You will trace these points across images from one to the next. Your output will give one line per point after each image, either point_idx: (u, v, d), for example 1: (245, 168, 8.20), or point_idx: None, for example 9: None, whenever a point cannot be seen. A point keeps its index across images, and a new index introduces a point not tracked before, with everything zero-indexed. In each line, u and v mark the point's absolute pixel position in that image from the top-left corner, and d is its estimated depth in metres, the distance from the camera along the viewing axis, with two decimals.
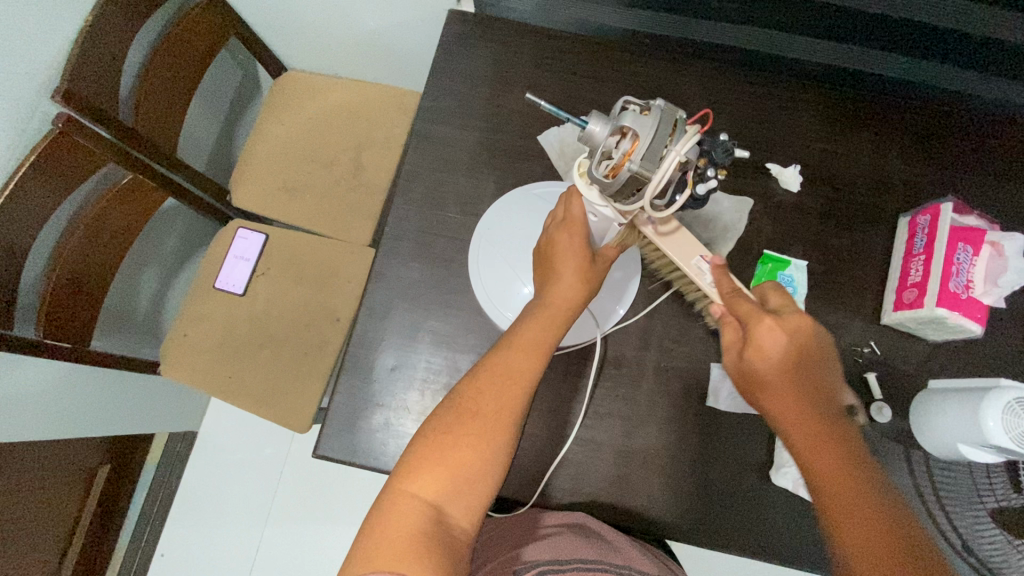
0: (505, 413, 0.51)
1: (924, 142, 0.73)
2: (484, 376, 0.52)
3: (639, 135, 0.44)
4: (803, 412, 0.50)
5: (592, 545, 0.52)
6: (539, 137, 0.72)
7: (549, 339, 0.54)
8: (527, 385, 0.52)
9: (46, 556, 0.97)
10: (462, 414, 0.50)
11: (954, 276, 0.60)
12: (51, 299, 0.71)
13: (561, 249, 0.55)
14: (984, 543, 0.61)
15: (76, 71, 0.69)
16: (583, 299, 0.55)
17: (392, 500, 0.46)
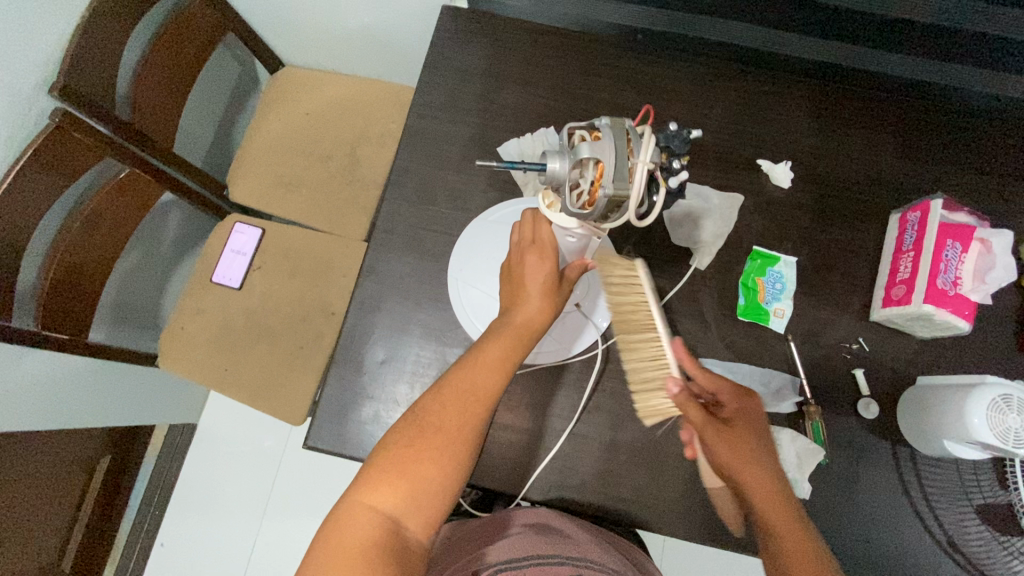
0: (468, 427, 0.51)
1: (917, 138, 0.73)
2: (449, 390, 0.51)
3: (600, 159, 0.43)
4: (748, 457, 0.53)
5: (551, 542, 0.57)
6: (500, 150, 0.72)
7: (513, 359, 0.53)
8: (489, 402, 0.52)
9: (48, 544, 0.99)
10: (423, 428, 0.50)
11: (941, 273, 0.60)
12: (48, 292, 0.72)
13: (529, 270, 0.55)
14: (970, 540, 0.61)
15: (73, 66, 0.69)
16: (548, 321, 0.56)
17: (351, 509, 0.47)
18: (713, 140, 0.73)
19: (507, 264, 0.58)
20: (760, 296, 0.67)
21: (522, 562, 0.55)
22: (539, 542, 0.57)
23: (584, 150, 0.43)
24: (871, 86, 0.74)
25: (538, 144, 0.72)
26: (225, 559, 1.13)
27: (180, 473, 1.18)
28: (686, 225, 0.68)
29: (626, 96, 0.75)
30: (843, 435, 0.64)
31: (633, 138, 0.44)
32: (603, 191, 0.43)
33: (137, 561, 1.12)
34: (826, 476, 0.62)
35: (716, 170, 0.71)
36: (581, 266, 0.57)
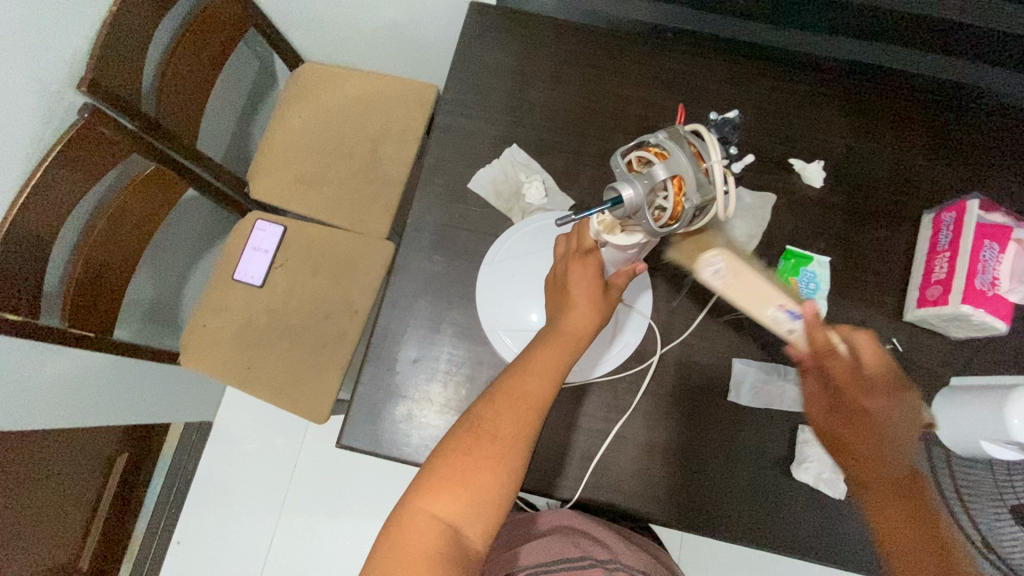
0: (522, 436, 0.50)
1: (948, 138, 0.72)
2: (501, 398, 0.51)
3: (677, 173, 0.42)
4: (875, 459, 0.51)
5: (579, 546, 0.55)
6: (471, 183, 0.70)
7: (562, 366, 0.53)
8: (541, 409, 0.51)
9: (66, 541, 0.98)
10: (479, 435, 0.50)
11: (979, 274, 0.59)
12: (75, 290, 0.72)
13: (574, 278, 0.55)
14: (1004, 540, 0.61)
15: (101, 61, 0.69)
16: (596, 326, 0.55)
17: (412, 517, 0.46)
18: (745, 139, 0.72)
19: (552, 273, 0.59)
20: (794, 296, 0.67)
21: (551, 566, 0.52)
22: (564, 546, 0.56)
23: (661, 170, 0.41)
24: (900, 86, 0.74)
25: (507, 167, 0.71)
26: (242, 557, 1.13)
27: (196, 471, 1.18)
28: (721, 225, 0.68)
29: (658, 94, 0.74)
30: None
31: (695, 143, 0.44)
32: (690, 203, 0.41)
33: (155, 558, 1.12)
34: None
35: (749, 169, 0.71)
36: (627, 272, 0.56)
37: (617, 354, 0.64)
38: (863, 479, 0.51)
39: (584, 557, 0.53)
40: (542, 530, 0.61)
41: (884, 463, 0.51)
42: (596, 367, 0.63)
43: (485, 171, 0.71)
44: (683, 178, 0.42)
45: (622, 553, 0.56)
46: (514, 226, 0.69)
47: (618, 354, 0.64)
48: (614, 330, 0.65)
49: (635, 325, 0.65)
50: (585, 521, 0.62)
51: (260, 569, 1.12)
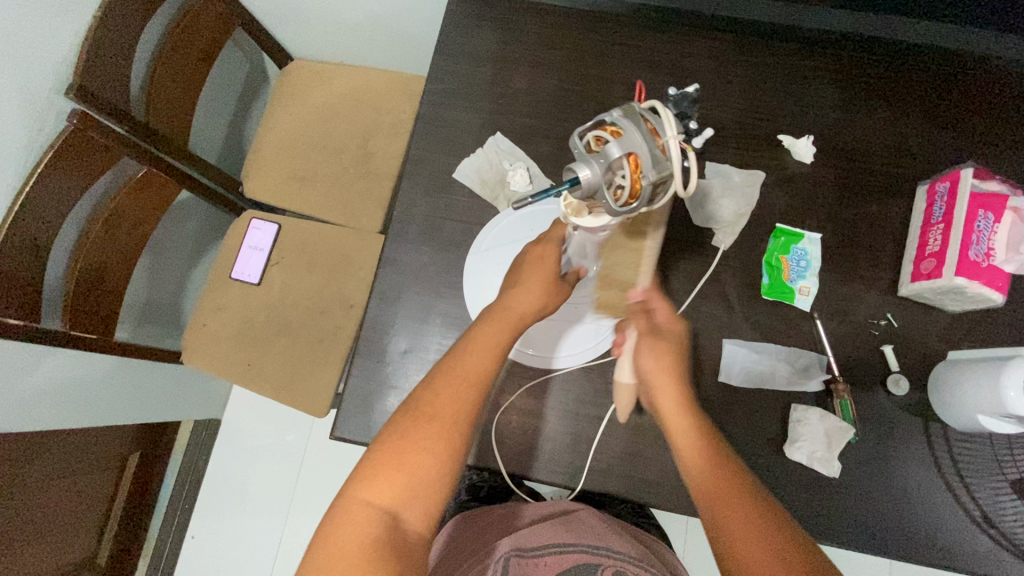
0: (463, 412, 0.48)
1: (944, 108, 0.70)
2: (441, 377, 0.49)
3: (631, 149, 0.40)
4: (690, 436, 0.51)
5: (570, 531, 0.56)
6: (456, 173, 0.70)
7: (505, 341, 0.51)
8: (484, 385, 0.49)
9: (83, 539, 1.01)
10: (418, 415, 0.47)
11: (973, 245, 0.58)
12: (74, 294, 0.74)
13: (532, 258, 0.55)
14: (1004, 515, 0.60)
15: (87, 67, 0.70)
16: (546, 304, 0.54)
17: (346, 506, 0.44)
18: (732, 117, 0.71)
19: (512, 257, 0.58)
20: (785, 274, 0.66)
21: (538, 551, 0.53)
22: (557, 531, 0.56)
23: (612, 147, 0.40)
24: (894, 56, 0.72)
25: (490, 155, 0.71)
26: (254, 550, 1.15)
27: (207, 467, 1.21)
28: (709, 205, 0.67)
29: (642, 75, 0.73)
30: (872, 413, 0.63)
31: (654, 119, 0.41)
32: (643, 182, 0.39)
33: (170, 553, 1.15)
34: (855, 455, 0.62)
35: (735, 148, 0.70)
36: (576, 275, 0.57)
37: (601, 342, 0.64)
38: (685, 448, 0.50)
39: (575, 543, 0.54)
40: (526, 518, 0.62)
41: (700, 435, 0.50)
42: (582, 351, 0.64)
43: (469, 160, 0.71)
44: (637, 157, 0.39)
45: (610, 537, 0.57)
46: (498, 212, 0.69)
47: (609, 337, 0.64)
48: (598, 315, 0.65)
49: None
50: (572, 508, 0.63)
51: (272, 562, 1.15)
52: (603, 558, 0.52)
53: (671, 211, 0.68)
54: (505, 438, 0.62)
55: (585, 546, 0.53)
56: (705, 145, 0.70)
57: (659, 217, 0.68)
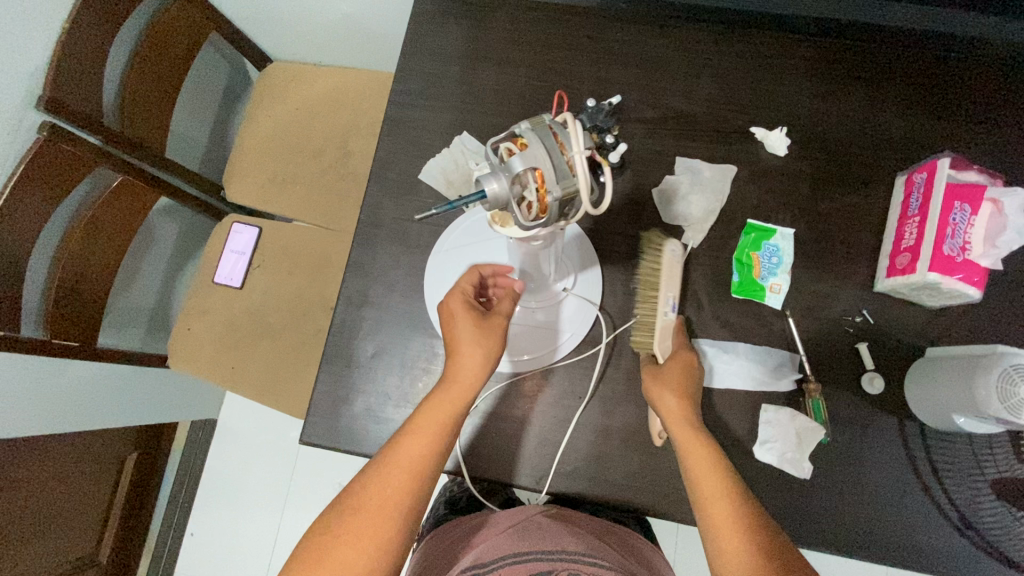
0: (392, 505, 0.50)
1: (926, 94, 0.68)
2: (372, 469, 0.51)
3: (536, 163, 0.33)
4: (705, 463, 0.53)
5: (527, 540, 0.57)
6: (422, 174, 0.70)
7: (439, 423, 0.52)
8: (416, 475, 0.51)
9: (84, 538, 1.03)
10: (347, 510, 0.50)
11: (948, 238, 0.56)
12: (53, 303, 0.75)
13: (451, 321, 0.56)
14: (982, 515, 0.58)
15: (57, 79, 0.70)
16: (480, 376, 0.54)
17: None
18: (704, 110, 0.69)
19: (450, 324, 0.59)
20: (755, 271, 0.64)
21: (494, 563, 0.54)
22: (516, 541, 0.57)
23: (513, 160, 0.33)
24: (875, 40, 0.69)
25: (456, 156, 0.70)
26: (251, 546, 1.18)
27: (205, 465, 1.24)
28: (677, 203, 0.66)
29: (611, 69, 0.71)
30: (846, 412, 0.61)
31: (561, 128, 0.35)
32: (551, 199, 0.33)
33: (171, 549, 1.18)
34: (827, 455, 0.60)
35: (707, 142, 0.68)
36: (509, 296, 0.57)
37: (557, 347, 0.64)
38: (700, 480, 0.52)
39: (529, 551, 0.54)
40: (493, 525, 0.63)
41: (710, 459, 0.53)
42: (547, 352, 0.64)
43: (435, 161, 0.70)
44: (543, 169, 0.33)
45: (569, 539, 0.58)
46: (464, 213, 0.69)
47: (574, 337, 0.64)
48: (556, 320, 0.65)
49: (589, 308, 0.65)
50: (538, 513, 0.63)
51: (268, 557, 1.17)
52: (558, 562, 0.52)
53: (640, 209, 0.67)
54: (470, 441, 0.62)
55: (539, 553, 0.54)
56: (676, 139, 0.69)
57: (628, 215, 0.67)
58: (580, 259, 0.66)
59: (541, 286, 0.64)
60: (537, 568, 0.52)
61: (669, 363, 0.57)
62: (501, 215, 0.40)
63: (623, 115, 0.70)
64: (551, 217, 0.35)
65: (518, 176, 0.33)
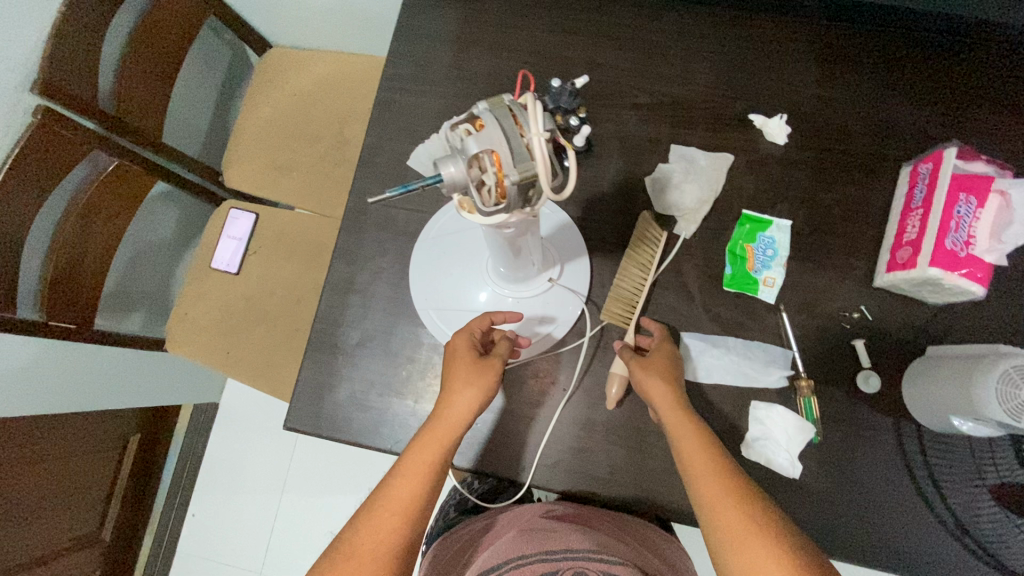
0: (387, 550, 0.49)
1: (939, 81, 0.64)
2: (366, 512, 0.51)
3: (493, 146, 0.32)
4: (700, 454, 0.51)
5: (534, 541, 0.55)
6: (410, 161, 0.69)
7: (433, 460, 0.52)
8: (410, 515, 0.50)
9: (87, 517, 1.06)
10: (341, 554, 0.48)
11: (951, 232, 0.53)
12: (50, 285, 0.76)
13: (450, 359, 0.56)
14: (980, 521, 0.56)
15: (52, 61, 0.70)
16: (473, 411, 0.53)
17: None
18: (701, 95, 0.67)
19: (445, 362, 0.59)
20: (749, 264, 0.62)
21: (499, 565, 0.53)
22: (520, 545, 0.55)
23: (469, 142, 0.32)
24: (887, 24, 0.66)
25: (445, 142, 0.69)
26: (251, 529, 1.20)
27: (207, 448, 1.26)
28: (670, 192, 0.64)
29: (605, 53, 0.69)
30: (840, 412, 0.59)
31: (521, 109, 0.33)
32: (508, 183, 0.32)
33: (173, 528, 1.21)
34: (818, 455, 0.58)
35: (702, 129, 0.66)
36: (508, 341, 0.57)
37: (540, 343, 0.62)
38: (700, 471, 0.50)
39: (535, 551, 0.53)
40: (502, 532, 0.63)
41: (703, 449, 0.51)
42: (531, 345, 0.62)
43: (424, 147, 0.69)
44: (501, 153, 0.32)
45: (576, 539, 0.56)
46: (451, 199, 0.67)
47: (563, 331, 0.63)
48: (541, 311, 0.63)
49: (576, 299, 0.63)
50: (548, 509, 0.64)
51: (267, 540, 1.19)
52: (561, 561, 0.50)
53: (631, 200, 0.65)
54: None
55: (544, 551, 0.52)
56: (671, 126, 0.66)
57: (619, 204, 0.65)
58: (565, 250, 0.64)
59: (526, 279, 0.62)
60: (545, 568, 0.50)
61: (654, 354, 0.57)
62: (468, 203, 0.39)
63: (616, 100, 0.68)
64: (513, 202, 0.34)
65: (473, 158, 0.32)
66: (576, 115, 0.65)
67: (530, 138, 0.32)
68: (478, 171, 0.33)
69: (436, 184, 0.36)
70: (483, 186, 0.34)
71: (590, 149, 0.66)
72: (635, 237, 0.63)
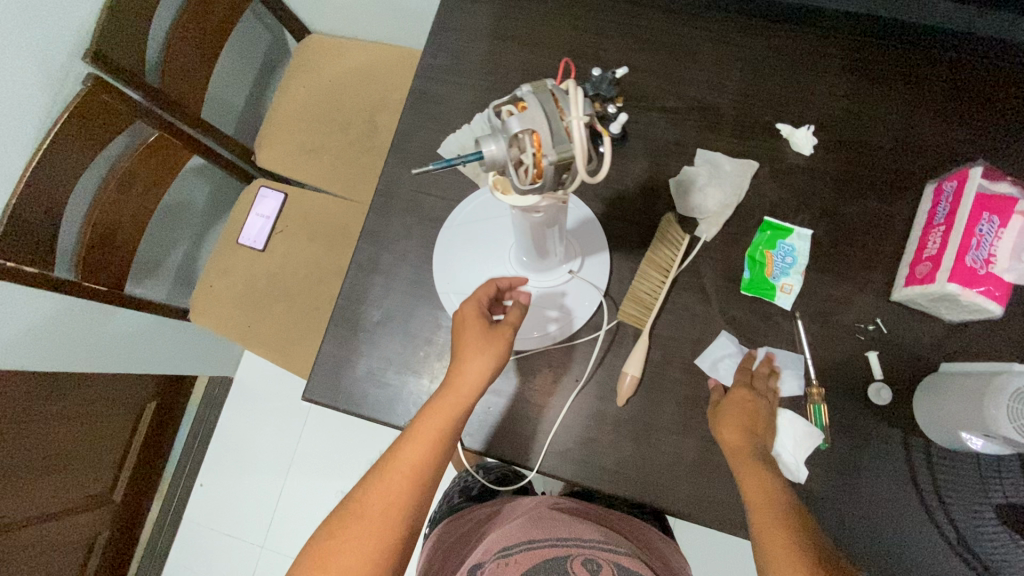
0: (397, 509, 0.51)
1: (968, 103, 0.65)
2: (377, 473, 0.52)
3: (534, 127, 0.34)
4: (767, 492, 0.53)
5: (542, 529, 0.56)
6: (440, 149, 0.71)
7: (444, 424, 0.53)
8: (421, 474, 0.52)
9: (100, 477, 1.09)
10: (352, 511, 0.50)
11: (971, 250, 0.54)
12: (86, 248, 0.79)
13: (460, 327, 0.57)
14: (983, 539, 0.56)
15: (104, 33, 0.73)
16: (484, 375, 0.55)
17: None
18: (730, 102, 0.68)
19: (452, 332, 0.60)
20: (767, 270, 0.63)
21: (508, 548, 0.53)
22: (529, 531, 0.56)
23: (511, 122, 0.33)
24: (919, 46, 0.67)
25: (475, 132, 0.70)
26: (257, 502, 1.23)
27: (218, 420, 1.28)
28: (693, 195, 0.64)
29: (638, 56, 0.71)
30: (848, 422, 0.60)
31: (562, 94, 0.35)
32: (544, 163, 0.33)
33: (181, 496, 1.24)
34: (824, 463, 0.59)
35: (729, 134, 0.67)
36: (519, 307, 0.58)
37: (556, 333, 0.63)
38: (762, 507, 0.52)
39: (546, 538, 0.54)
40: (511, 516, 0.65)
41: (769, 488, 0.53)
42: (546, 335, 0.64)
43: (455, 136, 0.71)
44: (541, 134, 0.34)
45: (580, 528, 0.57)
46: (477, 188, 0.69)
47: (579, 324, 0.64)
48: (559, 301, 0.65)
49: (593, 293, 0.64)
50: (556, 502, 0.67)
51: (271, 514, 1.22)
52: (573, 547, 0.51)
53: (654, 200, 0.67)
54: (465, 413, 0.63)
55: (556, 539, 0.53)
56: (698, 130, 0.68)
57: (642, 204, 0.67)
58: (586, 245, 0.65)
59: (546, 269, 0.64)
60: (552, 553, 0.51)
61: (738, 396, 0.58)
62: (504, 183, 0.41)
63: (646, 102, 0.69)
64: (549, 182, 0.35)
65: (514, 137, 0.34)
66: (613, 102, 0.66)
67: (570, 122, 0.33)
68: (518, 151, 0.34)
69: (476, 162, 0.38)
70: (521, 166, 0.35)
71: (625, 137, 0.68)
72: (656, 239, 0.64)
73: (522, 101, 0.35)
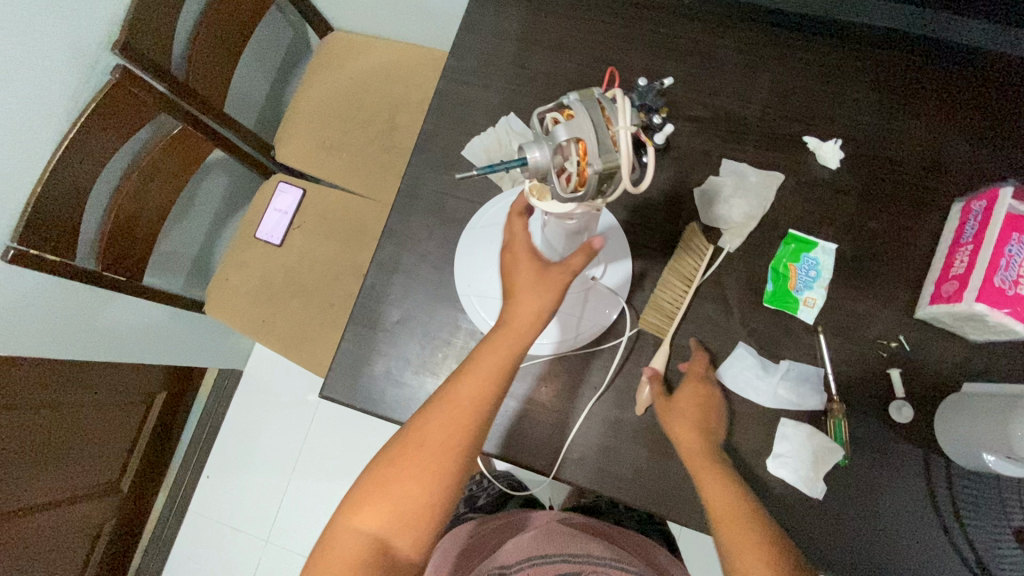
0: (451, 446, 0.50)
1: (997, 122, 0.65)
2: (432, 408, 0.51)
3: (580, 136, 0.34)
4: (725, 491, 0.54)
5: (554, 544, 0.56)
6: (465, 151, 0.71)
7: (502, 362, 0.51)
8: (478, 412, 0.51)
9: (110, 465, 1.09)
10: (407, 444, 0.50)
11: (1000, 270, 0.53)
12: (107, 238, 0.79)
13: (515, 258, 0.53)
14: (1001, 562, 0.56)
15: (134, 25, 0.74)
16: (543, 312, 0.51)
17: (340, 531, 0.49)
18: (757, 113, 0.68)
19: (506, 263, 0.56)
20: (791, 283, 0.63)
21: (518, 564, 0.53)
22: (541, 546, 0.56)
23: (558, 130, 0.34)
24: (950, 63, 0.66)
25: (500, 135, 0.70)
26: (262, 496, 1.23)
27: (227, 413, 1.29)
28: (717, 205, 0.65)
29: (666, 64, 0.70)
30: (868, 439, 0.60)
31: (610, 104, 0.35)
32: (589, 171, 0.33)
33: (188, 488, 1.24)
34: (843, 479, 0.59)
35: (756, 145, 0.67)
36: (584, 252, 0.50)
37: (576, 339, 0.63)
38: (725, 510, 0.53)
39: (558, 553, 0.54)
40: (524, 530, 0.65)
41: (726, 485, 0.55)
42: (566, 341, 0.63)
43: (480, 139, 0.71)
44: (587, 142, 0.34)
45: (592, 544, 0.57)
46: (501, 191, 0.69)
47: (600, 331, 0.63)
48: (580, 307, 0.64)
49: (615, 300, 0.64)
50: (567, 517, 0.67)
51: (276, 509, 1.22)
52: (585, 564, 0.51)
53: (678, 209, 0.66)
54: None
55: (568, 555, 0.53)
56: (724, 140, 0.68)
57: (666, 212, 0.67)
58: (609, 252, 0.65)
59: None
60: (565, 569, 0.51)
61: (684, 392, 0.59)
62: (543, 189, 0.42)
63: (673, 111, 0.69)
64: (591, 190, 0.36)
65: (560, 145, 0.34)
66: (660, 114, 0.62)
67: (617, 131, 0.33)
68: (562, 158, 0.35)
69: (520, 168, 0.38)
70: (564, 173, 0.36)
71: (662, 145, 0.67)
72: (679, 248, 0.64)
73: (570, 109, 0.35)
